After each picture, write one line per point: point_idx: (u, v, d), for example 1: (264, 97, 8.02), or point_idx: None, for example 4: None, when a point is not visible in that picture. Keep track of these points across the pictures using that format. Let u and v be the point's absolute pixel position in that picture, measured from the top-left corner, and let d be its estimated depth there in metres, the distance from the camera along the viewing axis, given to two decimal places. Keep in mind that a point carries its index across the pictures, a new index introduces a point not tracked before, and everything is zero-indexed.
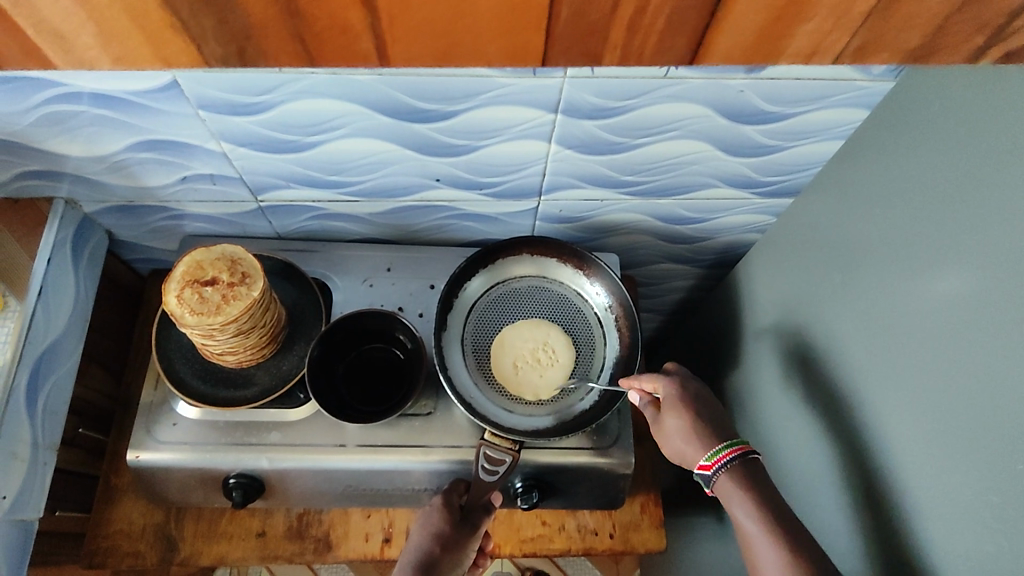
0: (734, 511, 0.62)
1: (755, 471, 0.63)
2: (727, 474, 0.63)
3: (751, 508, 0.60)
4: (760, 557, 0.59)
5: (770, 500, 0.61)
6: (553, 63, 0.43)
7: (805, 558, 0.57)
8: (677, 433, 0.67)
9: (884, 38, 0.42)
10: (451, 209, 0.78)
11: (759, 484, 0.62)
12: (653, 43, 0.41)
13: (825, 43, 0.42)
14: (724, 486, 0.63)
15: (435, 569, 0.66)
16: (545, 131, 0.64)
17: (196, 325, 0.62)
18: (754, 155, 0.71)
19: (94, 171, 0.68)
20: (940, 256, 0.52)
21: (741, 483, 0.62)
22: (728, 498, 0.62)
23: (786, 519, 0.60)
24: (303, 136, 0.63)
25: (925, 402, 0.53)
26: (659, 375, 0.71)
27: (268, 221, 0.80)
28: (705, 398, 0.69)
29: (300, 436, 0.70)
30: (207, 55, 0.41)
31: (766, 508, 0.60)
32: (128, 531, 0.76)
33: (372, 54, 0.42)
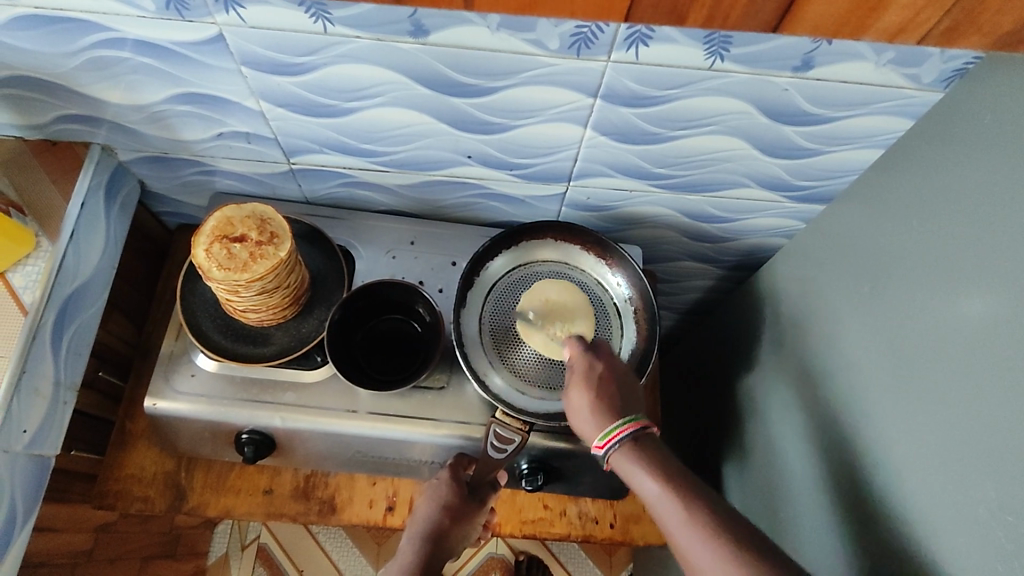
0: (636, 483, 0.59)
1: (651, 447, 0.61)
2: (622, 450, 0.61)
3: (649, 477, 0.58)
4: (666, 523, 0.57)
5: (669, 467, 0.59)
6: (636, 20, 0.46)
7: (718, 522, 0.54)
8: (581, 412, 0.64)
9: (977, 23, 0.44)
10: (479, 187, 0.78)
11: (655, 456, 0.60)
12: (741, 8, 0.43)
13: (917, 20, 0.44)
14: (621, 460, 0.61)
15: (444, 540, 0.65)
16: (582, 115, 0.64)
17: (222, 280, 0.62)
18: (791, 158, 0.70)
19: (132, 120, 0.69)
20: (970, 275, 0.52)
21: (635, 456, 0.60)
22: (626, 472, 0.60)
23: (692, 487, 0.57)
24: (341, 101, 0.63)
25: (943, 420, 0.52)
26: (581, 350, 0.68)
27: (297, 185, 0.80)
28: (624, 376, 0.66)
29: (314, 399, 0.71)
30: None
31: (662, 476, 0.58)
32: (139, 475, 0.77)
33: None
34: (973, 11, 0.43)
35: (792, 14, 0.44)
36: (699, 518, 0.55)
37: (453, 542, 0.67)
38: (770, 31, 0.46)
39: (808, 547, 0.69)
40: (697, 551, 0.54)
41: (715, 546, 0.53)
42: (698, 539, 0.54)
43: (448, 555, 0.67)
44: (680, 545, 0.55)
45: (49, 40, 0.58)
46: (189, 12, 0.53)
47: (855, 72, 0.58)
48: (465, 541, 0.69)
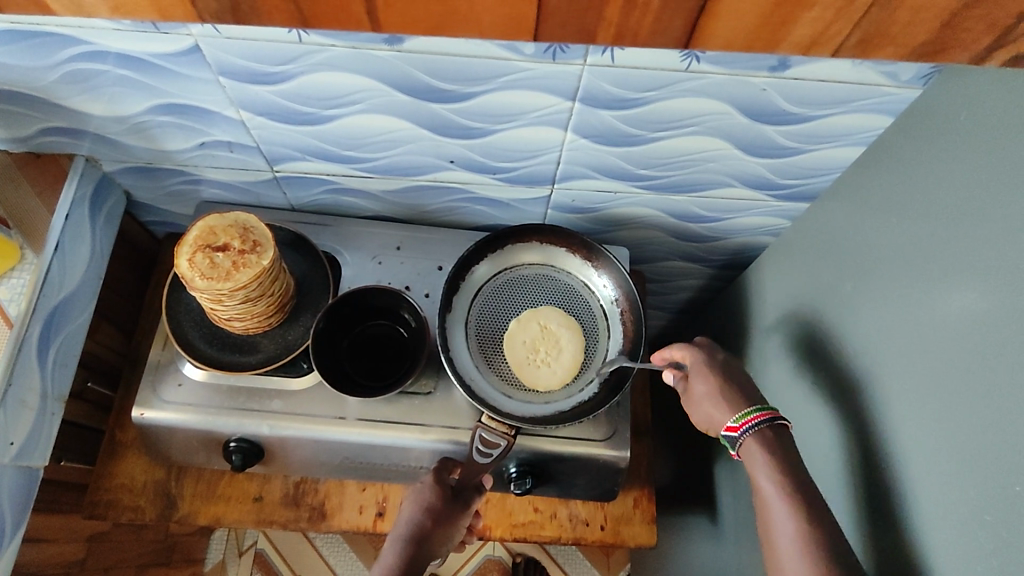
0: (754, 475, 0.60)
1: (783, 440, 0.61)
2: (755, 437, 0.62)
3: (772, 474, 0.59)
4: (774, 528, 0.57)
5: (798, 480, 0.58)
6: (547, 38, 0.44)
7: (819, 533, 0.55)
8: (705, 398, 0.67)
9: (889, 35, 0.43)
10: (464, 192, 0.78)
11: (785, 457, 0.60)
12: (650, 23, 0.42)
13: (827, 33, 0.43)
14: (751, 450, 0.61)
15: (426, 543, 0.65)
16: (562, 118, 0.64)
17: (205, 290, 0.63)
18: (773, 157, 0.70)
19: (115, 131, 0.69)
20: (952, 272, 0.52)
21: (770, 455, 0.60)
22: (750, 461, 0.61)
23: (812, 503, 0.57)
24: (321, 109, 0.63)
25: (929, 419, 0.52)
26: (689, 345, 0.71)
27: (283, 193, 0.80)
28: (738, 371, 0.68)
29: (302, 406, 0.71)
30: (203, 8, 0.42)
31: (790, 478, 0.58)
32: (129, 485, 0.78)
33: (364, 19, 0.43)
34: (881, 23, 0.42)
35: (701, 30, 0.43)
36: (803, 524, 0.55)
37: (435, 546, 0.66)
38: (681, 47, 0.44)
39: None
40: (789, 543, 0.55)
41: (809, 552, 0.54)
42: (795, 537, 0.55)
43: (430, 560, 0.66)
44: (774, 533, 0.57)
45: (27, 54, 0.58)
46: (164, 24, 0.53)
47: (832, 71, 0.58)
48: (449, 545, 0.68)
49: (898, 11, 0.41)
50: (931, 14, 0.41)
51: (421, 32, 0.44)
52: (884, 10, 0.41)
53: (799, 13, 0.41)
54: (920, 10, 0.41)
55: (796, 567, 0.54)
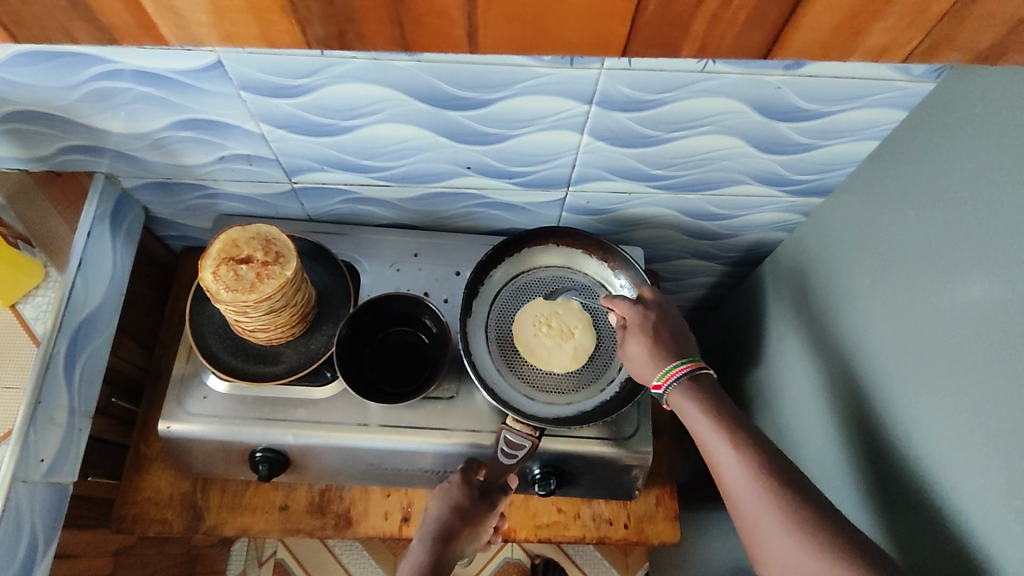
0: (687, 418, 0.62)
1: (705, 382, 0.64)
2: (680, 385, 0.64)
3: (703, 418, 0.61)
4: (716, 459, 0.59)
5: (723, 407, 0.61)
6: (634, 53, 0.46)
7: (770, 473, 0.56)
8: (639, 360, 0.67)
9: (955, 39, 0.44)
10: (479, 197, 0.79)
11: (707, 392, 0.63)
12: (731, 38, 0.44)
13: (899, 41, 0.44)
14: (677, 395, 0.64)
15: (455, 540, 0.66)
16: (578, 122, 0.65)
17: (230, 301, 0.64)
18: (787, 153, 0.70)
19: (134, 147, 0.70)
20: (965, 262, 0.53)
21: (692, 394, 0.63)
22: (678, 406, 0.63)
23: (740, 424, 0.60)
24: (339, 120, 0.64)
25: (950, 410, 0.52)
26: (633, 303, 0.70)
27: (300, 203, 0.81)
28: (671, 319, 0.69)
29: (326, 414, 0.72)
30: (310, 35, 0.44)
31: (723, 420, 0.60)
32: (156, 498, 0.78)
33: (464, 40, 0.45)
34: (951, 30, 0.43)
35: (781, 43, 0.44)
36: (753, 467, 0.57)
37: (461, 544, 0.67)
38: (762, 58, 0.46)
39: None
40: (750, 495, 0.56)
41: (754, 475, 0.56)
42: (743, 476, 0.57)
43: (457, 557, 0.67)
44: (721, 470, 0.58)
45: (50, 75, 0.59)
46: None
47: (846, 67, 0.58)
48: (474, 543, 0.69)
49: (966, 21, 0.43)
50: (997, 21, 0.42)
51: (513, 52, 0.46)
52: (954, 20, 0.43)
53: (874, 22, 0.43)
54: (984, 20, 0.42)
55: (748, 494, 0.56)
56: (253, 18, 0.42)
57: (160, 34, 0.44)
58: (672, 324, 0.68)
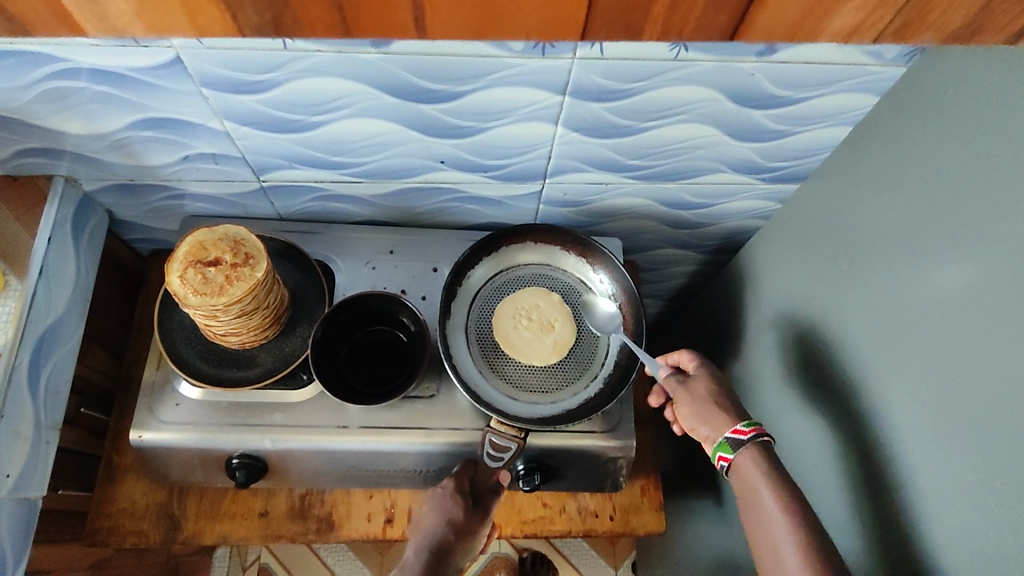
0: (752, 489, 0.59)
1: (773, 456, 0.61)
2: (750, 453, 0.61)
3: (772, 492, 0.58)
4: (775, 546, 0.56)
5: (788, 488, 0.58)
6: (593, 36, 0.46)
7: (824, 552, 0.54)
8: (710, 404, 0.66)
9: (927, 20, 0.46)
10: (454, 191, 0.78)
11: (775, 470, 0.60)
12: (696, 20, 0.45)
13: (866, 23, 0.47)
14: (745, 464, 0.61)
15: (448, 554, 0.66)
16: (552, 113, 0.64)
17: (199, 305, 0.62)
18: (763, 140, 0.70)
19: (94, 149, 0.67)
20: (939, 247, 0.53)
21: (758, 469, 0.60)
22: (745, 478, 0.60)
23: (803, 510, 0.57)
24: (307, 115, 0.62)
25: (930, 392, 0.53)
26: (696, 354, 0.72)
27: (270, 202, 0.79)
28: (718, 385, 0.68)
29: (304, 417, 0.71)
30: (243, 24, 0.44)
31: (791, 496, 0.57)
32: (131, 510, 0.76)
33: (410, 26, 0.44)
34: (922, 11, 0.45)
35: (747, 22, 0.45)
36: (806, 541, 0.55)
37: (456, 556, 0.67)
38: (726, 39, 0.47)
39: None
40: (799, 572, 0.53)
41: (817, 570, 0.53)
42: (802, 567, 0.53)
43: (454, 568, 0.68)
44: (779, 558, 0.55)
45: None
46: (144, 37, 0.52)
47: (819, 52, 0.58)
48: (470, 552, 0.70)
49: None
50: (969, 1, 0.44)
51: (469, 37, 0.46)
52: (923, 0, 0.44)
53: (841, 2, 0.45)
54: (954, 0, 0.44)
55: None
56: (180, 7, 0.42)
57: (78, 23, 0.44)
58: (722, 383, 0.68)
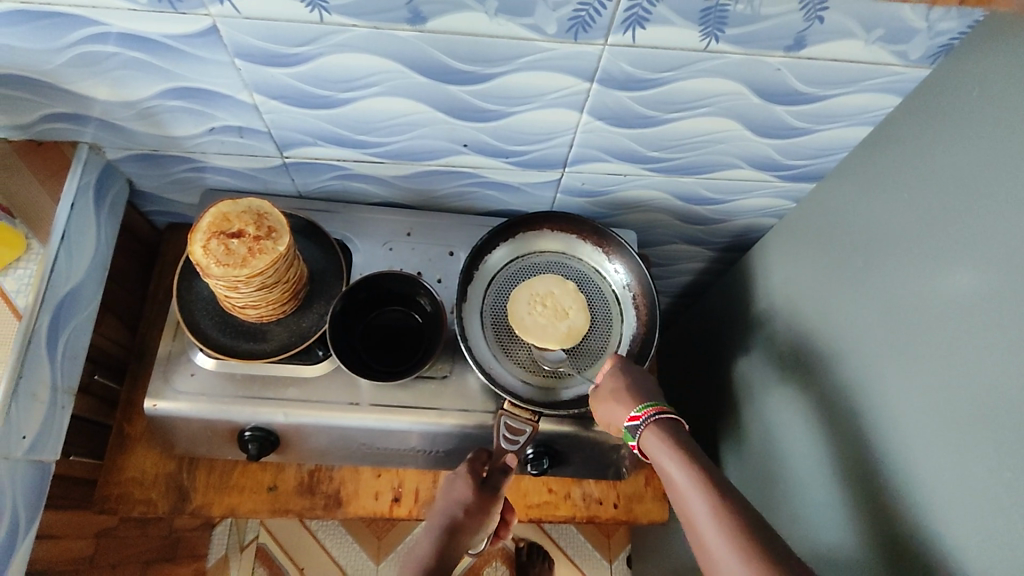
0: (660, 464, 0.60)
1: (680, 432, 0.62)
2: (653, 428, 0.62)
3: (677, 462, 0.58)
4: (694, 517, 0.55)
5: (699, 458, 0.58)
6: None
7: (738, 515, 0.53)
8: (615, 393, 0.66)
9: None
10: (474, 176, 0.78)
11: (685, 443, 0.60)
12: None
13: None
14: (650, 440, 0.62)
15: (458, 534, 0.66)
16: (578, 100, 0.64)
17: (221, 276, 0.62)
18: (783, 137, 0.71)
19: (120, 116, 0.67)
20: (956, 248, 0.54)
21: (667, 443, 0.60)
22: (655, 456, 0.60)
23: (717, 478, 0.56)
24: (336, 92, 0.63)
25: (943, 387, 0.53)
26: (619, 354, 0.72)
27: (291, 179, 0.79)
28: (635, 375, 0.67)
29: (317, 393, 0.71)
30: None
31: (696, 463, 0.57)
32: (140, 479, 0.77)
33: None
34: None
35: None
36: (717, 505, 0.54)
37: (469, 537, 0.67)
38: None
39: (803, 515, 0.70)
40: (714, 538, 0.52)
41: (733, 533, 0.52)
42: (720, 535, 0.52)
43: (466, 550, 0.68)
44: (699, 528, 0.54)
45: (33, 37, 0.57)
46: (182, 3, 0.52)
47: (845, 50, 0.59)
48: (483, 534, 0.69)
49: None
50: None
51: None
52: None
53: None
54: None
55: (726, 554, 0.51)
56: None
57: None
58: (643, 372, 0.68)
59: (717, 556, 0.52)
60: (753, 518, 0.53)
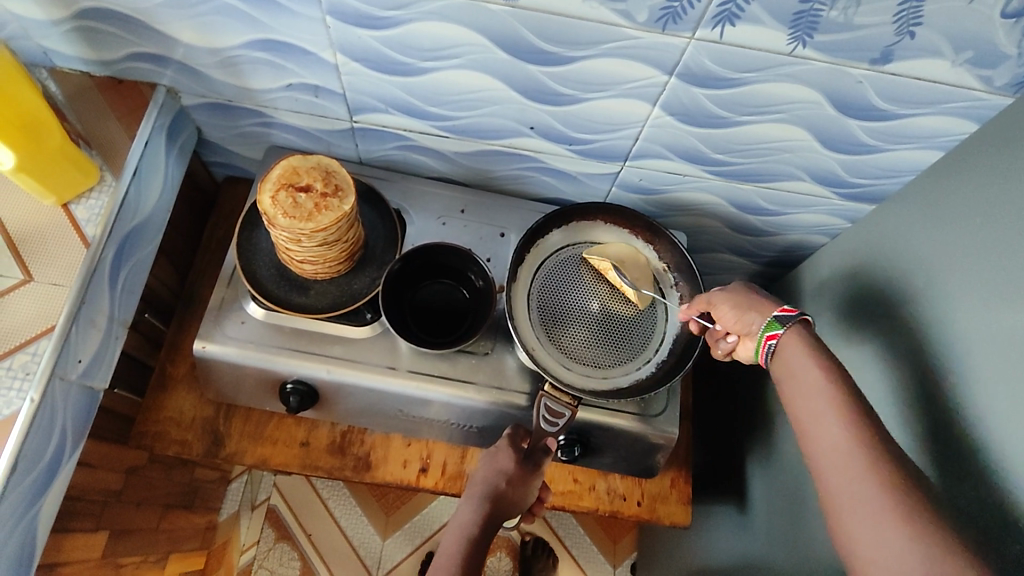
0: (791, 365, 0.58)
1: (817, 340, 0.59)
2: (792, 336, 0.59)
3: (812, 363, 0.56)
4: (817, 414, 0.54)
5: (835, 363, 0.56)
6: None
7: (865, 417, 0.51)
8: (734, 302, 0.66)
9: None
10: (535, 160, 0.79)
11: (822, 348, 0.58)
12: None
13: None
14: (788, 338, 0.59)
15: (504, 504, 0.65)
16: (653, 93, 0.65)
17: (287, 227, 0.64)
18: (851, 153, 0.71)
19: (203, 63, 0.69)
20: (1020, 279, 0.53)
21: (806, 344, 0.58)
22: (786, 354, 0.59)
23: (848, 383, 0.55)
24: (417, 60, 0.64)
25: (999, 415, 0.52)
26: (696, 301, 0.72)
27: (355, 145, 0.81)
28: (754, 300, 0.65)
29: (362, 354, 0.72)
30: None
31: (831, 367, 0.56)
32: (178, 419, 0.78)
33: None
34: None
35: None
36: (845, 406, 0.53)
37: (510, 506, 0.66)
38: None
39: None
40: (833, 431, 0.52)
41: (857, 434, 0.50)
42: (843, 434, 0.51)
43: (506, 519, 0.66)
44: (819, 423, 0.53)
45: None
46: None
47: (930, 68, 0.59)
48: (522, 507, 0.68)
49: None
50: None
51: None
52: None
53: None
54: None
55: (846, 452, 0.50)
56: None
57: None
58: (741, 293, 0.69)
59: (830, 447, 0.51)
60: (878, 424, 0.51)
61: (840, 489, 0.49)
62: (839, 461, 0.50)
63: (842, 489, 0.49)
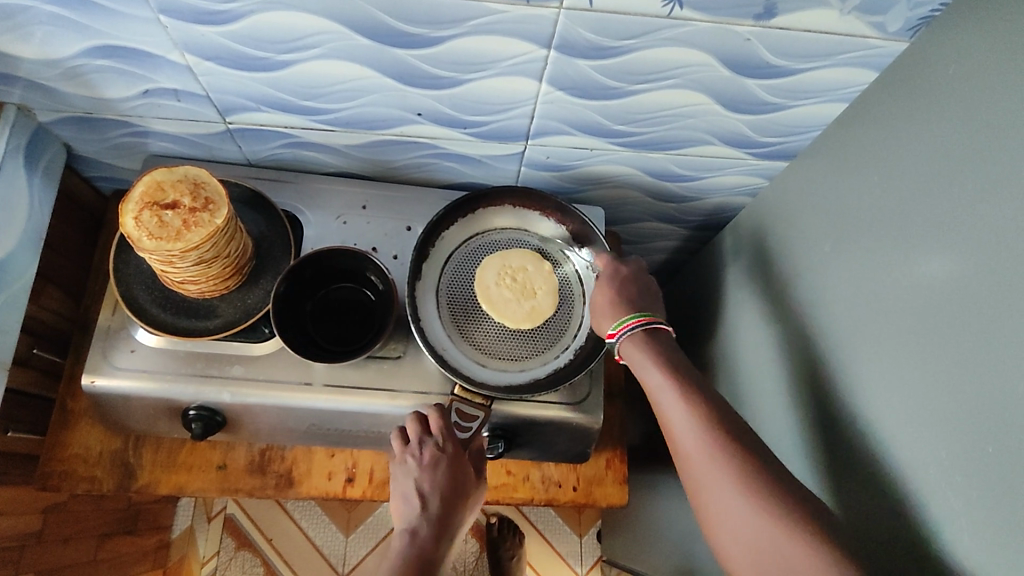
0: (639, 371, 0.61)
1: (660, 339, 0.63)
2: (632, 340, 0.63)
3: (655, 368, 0.60)
4: (668, 417, 0.57)
5: (675, 363, 0.60)
6: None
7: (714, 420, 0.55)
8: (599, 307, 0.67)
9: None
10: (431, 146, 0.74)
11: (660, 347, 0.62)
12: None
13: None
14: (628, 348, 0.63)
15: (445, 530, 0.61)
16: (536, 68, 0.60)
17: (154, 250, 0.59)
18: (754, 112, 0.67)
19: (47, 76, 0.63)
20: (924, 235, 0.51)
21: (644, 348, 0.62)
22: (632, 360, 0.62)
23: (692, 379, 0.59)
24: (274, 54, 0.58)
25: (904, 382, 0.51)
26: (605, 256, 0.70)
27: (238, 146, 0.75)
28: (643, 274, 0.69)
29: (265, 372, 0.68)
30: None
31: (670, 366, 0.60)
32: (84, 455, 0.74)
33: None
34: None
35: None
36: (693, 408, 0.56)
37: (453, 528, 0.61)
38: None
39: None
40: (687, 437, 0.55)
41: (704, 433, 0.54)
42: (695, 439, 0.54)
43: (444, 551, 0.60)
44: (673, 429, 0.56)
45: None
46: None
47: (819, 20, 0.55)
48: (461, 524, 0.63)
49: None
50: None
51: None
52: None
53: None
54: None
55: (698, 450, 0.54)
56: None
57: None
58: (628, 279, 0.68)
59: (688, 453, 0.55)
60: (724, 417, 0.55)
61: (712, 496, 0.52)
62: (697, 463, 0.54)
63: (710, 495, 0.52)
